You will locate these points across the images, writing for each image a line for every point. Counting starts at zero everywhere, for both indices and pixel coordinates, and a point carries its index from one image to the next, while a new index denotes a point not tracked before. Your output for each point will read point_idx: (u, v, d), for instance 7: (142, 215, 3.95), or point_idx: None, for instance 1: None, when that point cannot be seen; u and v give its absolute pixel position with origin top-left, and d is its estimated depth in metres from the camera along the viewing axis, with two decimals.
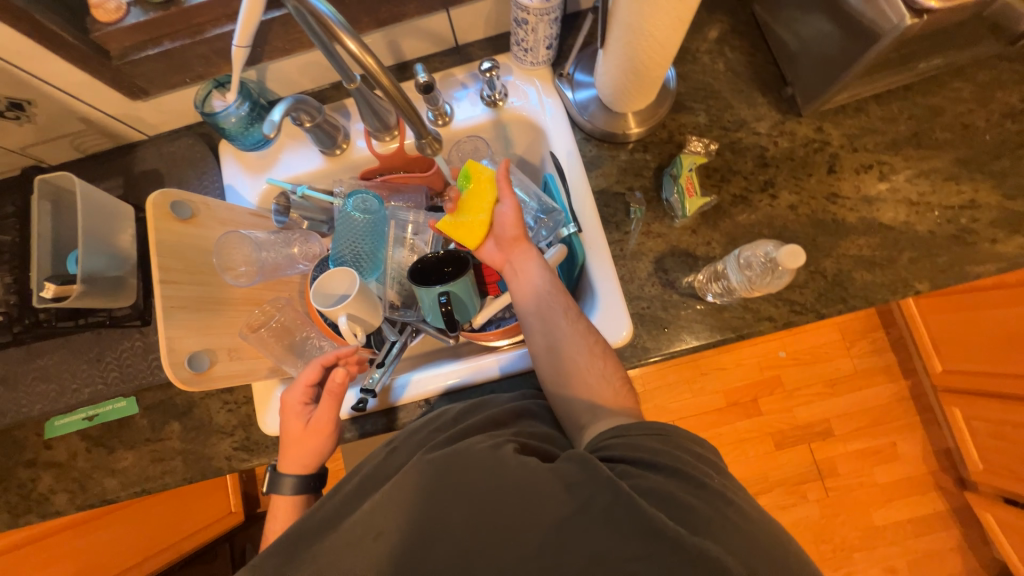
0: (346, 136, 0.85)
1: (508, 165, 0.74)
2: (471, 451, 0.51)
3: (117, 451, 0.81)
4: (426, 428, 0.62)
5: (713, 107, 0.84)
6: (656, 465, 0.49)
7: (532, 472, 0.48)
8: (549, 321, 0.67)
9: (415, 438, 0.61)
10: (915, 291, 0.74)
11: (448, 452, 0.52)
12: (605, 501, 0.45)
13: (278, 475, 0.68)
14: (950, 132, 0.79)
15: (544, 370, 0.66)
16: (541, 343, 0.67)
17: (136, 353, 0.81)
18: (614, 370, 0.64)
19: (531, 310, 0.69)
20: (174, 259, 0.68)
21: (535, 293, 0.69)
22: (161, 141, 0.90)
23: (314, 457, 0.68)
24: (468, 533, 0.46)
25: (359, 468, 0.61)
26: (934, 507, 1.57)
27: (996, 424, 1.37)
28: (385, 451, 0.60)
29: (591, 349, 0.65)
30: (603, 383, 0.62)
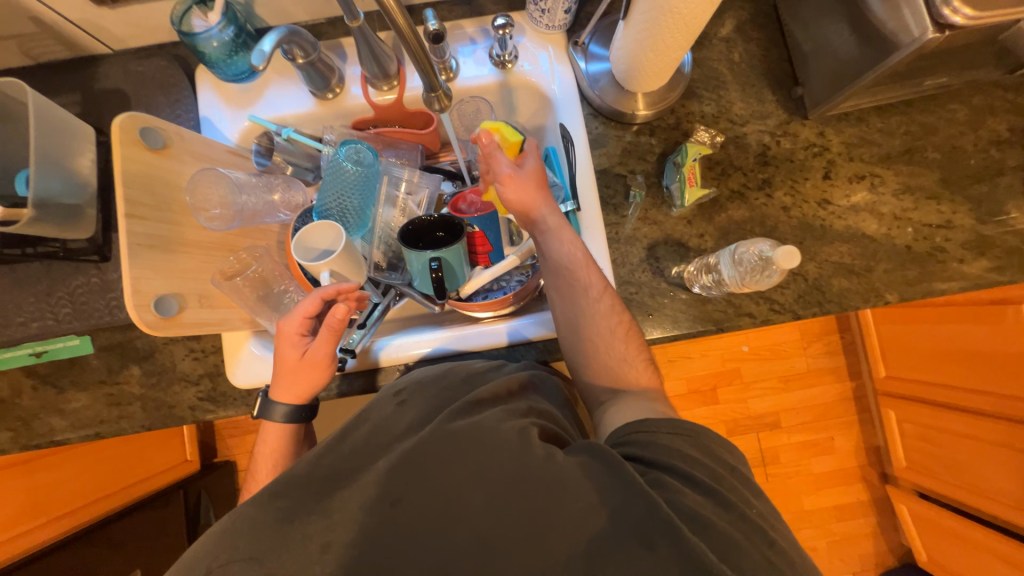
0: (340, 79, 0.79)
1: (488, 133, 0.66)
2: (500, 440, 0.52)
3: (67, 392, 0.76)
4: (436, 387, 0.64)
5: (723, 98, 0.83)
6: (693, 479, 0.49)
7: (562, 472, 0.49)
8: (570, 302, 0.68)
9: (428, 401, 0.62)
10: (885, 301, 0.78)
11: (475, 427, 0.54)
12: (638, 514, 0.45)
13: (274, 401, 0.67)
14: (940, 152, 0.82)
15: (562, 341, 0.71)
16: (561, 319, 0.69)
17: (92, 291, 0.75)
18: (637, 352, 0.67)
19: (551, 286, 0.69)
20: (143, 193, 0.62)
21: (553, 271, 0.68)
22: (128, 58, 0.81)
23: (310, 388, 0.67)
24: (486, 519, 0.46)
25: (366, 415, 0.62)
26: (858, 497, 1.73)
27: (924, 427, 1.51)
28: (395, 405, 0.62)
29: (615, 335, 0.67)
30: (625, 366, 0.66)
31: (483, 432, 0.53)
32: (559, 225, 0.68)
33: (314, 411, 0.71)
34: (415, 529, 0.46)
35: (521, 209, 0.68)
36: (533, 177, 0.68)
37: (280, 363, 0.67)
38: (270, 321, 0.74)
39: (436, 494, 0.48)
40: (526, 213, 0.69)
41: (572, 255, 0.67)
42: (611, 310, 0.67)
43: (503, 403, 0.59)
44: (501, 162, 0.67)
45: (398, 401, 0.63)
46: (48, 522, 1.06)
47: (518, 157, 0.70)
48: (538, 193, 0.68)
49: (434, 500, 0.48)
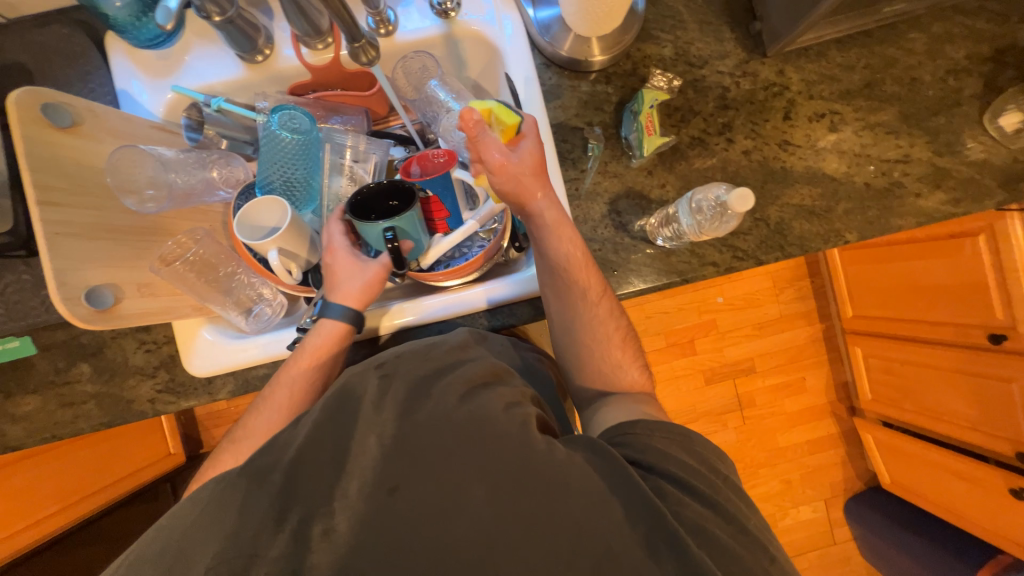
0: (268, 39, 0.73)
1: (468, 114, 0.55)
2: (504, 435, 0.53)
3: (16, 395, 0.73)
4: (419, 362, 0.61)
5: (680, 38, 0.79)
6: (695, 491, 0.53)
7: (566, 470, 0.51)
8: (568, 304, 0.68)
9: (412, 375, 0.60)
10: (845, 241, 0.79)
11: (476, 415, 0.54)
12: (648, 526, 0.49)
13: (330, 298, 0.69)
14: (898, 85, 0.81)
15: (558, 342, 0.72)
16: (555, 321, 0.70)
17: (25, 288, 0.70)
18: (632, 358, 0.70)
19: (549, 285, 0.68)
20: (55, 177, 0.56)
21: (552, 271, 0.67)
22: (24, 27, 0.72)
23: (371, 292, 0.70)
24: (485, 509, 0.49)
25: (347, 391, 0.58)
26: (828, 431, 1.83)
27: (888, 360, 1.58)
28: (378, 381, 0.59)
29: (612, 340, 0.69)
30: (620, 373, 0.69)
31: (486, 422, 0.54)
32: (557, 221, 0.65)
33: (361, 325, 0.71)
34: (405, 511, 0.49)
35: (514, 198, 0.63)
36: (533, 165, 0.62)
37: (337, 256, 0.70)
38: (222, 306, 0.73)
39: (435, 487, 0.50)
40: (518, 201, 0.64)
41: (571, 256, 0.66)
42: (609, 314, 0.69)
43: (496, 387, 0.59)
44: (490, 147, 0.60)
45: (381, 374, 0.60)
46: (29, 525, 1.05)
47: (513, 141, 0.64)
48: (535, 180, 0.63)
49: (430, 490, 0.50)
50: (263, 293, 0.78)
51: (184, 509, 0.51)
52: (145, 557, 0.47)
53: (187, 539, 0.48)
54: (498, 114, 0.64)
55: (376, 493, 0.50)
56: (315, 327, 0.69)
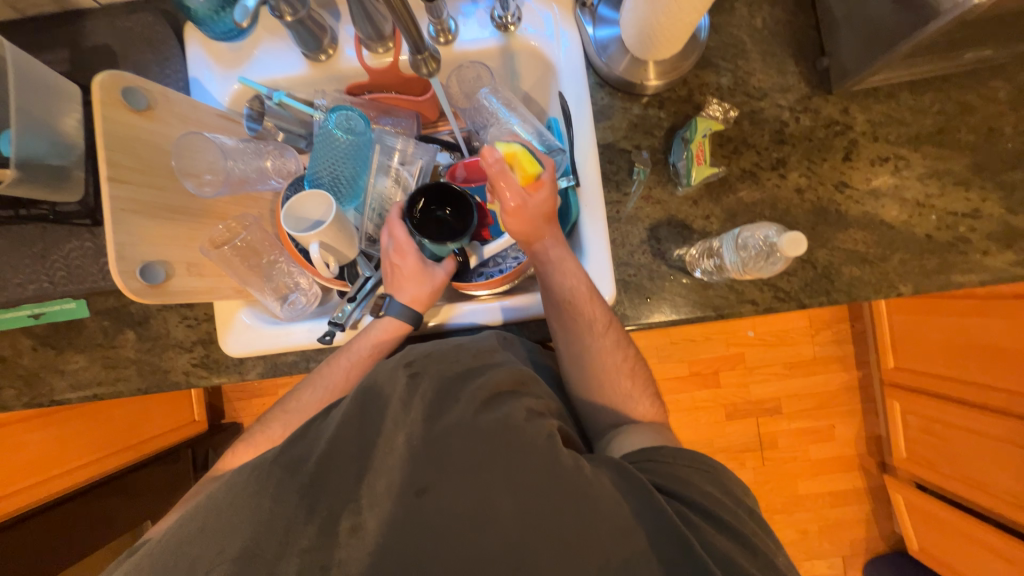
0: (333, 40, 0.75)
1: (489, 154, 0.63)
2: (532, 451, 0.52)
3: (67, 353, 0.77)
4: (448, 363, 0.61)
5: (741, 68, 0.77)
6: (723, 523, 0.52)
7: (595, 494, 0.51)
8: (573, 336, 0.68)
9: (438, 375, 0.59)
10: (897, 293, 0.75)
11: (504, 425, 0.54)
12: (675, 555, 0.49)
13: (394, 297, 0.71)
14: (974, 134, 0.76)
15: (568, 375, 0.71)
16: (563, 352, 0.70)
17: (87, 254, 0.75)
18: (642, 389, 0.69)
19: (552, 318, 0.69)
20: (127, 156, 0.60)
21: (555, 304, 0.68)
22: (114, 12, 0.78)
23: (435, 297, 0.72)
24: (510, 524, 0.49)
25: (374, 388, 0.58)
26: (854, 484, 1.73)
27: (929, 420, 1.48)
28: (407, 380, 0.58)
29: (620, 371, 0.69)
30: (632, 403, 0.68)
31: (515, 431, 0.53)
32: (560, 257, 0.67)
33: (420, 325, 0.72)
34: (432, 517, 0.50)
35: (523, 238, 0.67)
36: (543, 208, 0.66)
37: (407, 260, 0.71)
38: (261, 291, 0.75)
39: (461, 498, 0.50)
40: (527, 239, 0.67)
41: (576, 288, 0.66)
42: (616, 345, 0.69)
43: (523, 398, 0.58)
44: (505, 189, 0.64)
45: (408, 373, 0.59)
46: (64, 473, 1.11)
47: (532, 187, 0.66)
48: (543, 222, 0.66)
49: (457, 499, 0.50)
50: (299, 283, 0.80)
51: (221, 494, 0.52)
52: (187, 536, 0.49)
53: (224, 522, 0.49)
54: (522, 160, 0.71)
55: (405, 494, 0.51)
56: (377, 321, 0.72)
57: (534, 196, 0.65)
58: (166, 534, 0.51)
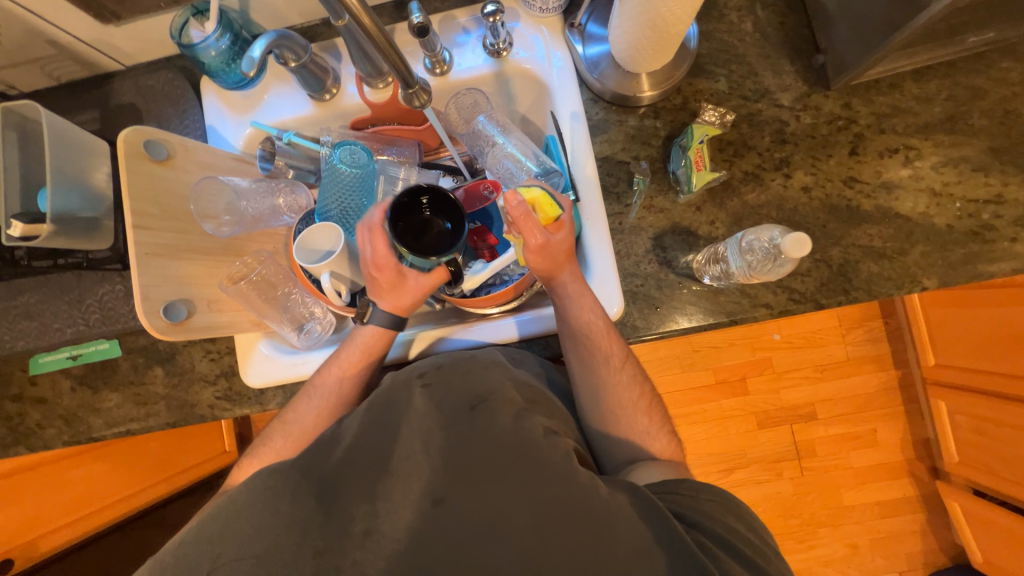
0: (336, 80, 0.79)
1: (512, 198, 0.59)
2: (545, 470, 0.52)
3: (102, 392, 0.81)
4: (459, 374, 0.61)
5: (735, 72, 0.77)
6: (743, 556, 0.50)
7: (608, 514, 0.50)
8: (589, 370, 0.67)
9: (453, 387, 0.59)
10: (921, 288, 0.71)
11: (517, 444, 0.54)
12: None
13: (376, 305, 0.71)
14: (989, 118, 0.73)
15: (580, 406, 0.70)
16: (577, 385, 0.69)
17: (118, 296, 0.79)
18: (659, 426, 0.68)
19: (569, 351, 0.68)
20: (151, 205, 0.64)
21: (573, 338, 0.67)
22: (138, 73, 0.84)
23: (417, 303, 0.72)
24: (520, 546, 0.49)
25: (391, 397, 0.60)
26: (903, 492, 1.62)
27: (980, 420, 1.39)
28: (420, 396, 0.59)
29: (637, 407, 0.68)
30: (650, 440, 0.66)
31: (532, 447, 0.54)
32: (579, 291, 0.66)
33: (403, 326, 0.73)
34: (450, 526, 0.50)
35: (541, 274, 0.65)
36: (563, 246, 0.64)
37: (381, 272, 0.68)
38: (278, 322, 0.78)
39: (472, 520, 0.50)
40: (549, 274, 0.65)
41: (593, 323, 0.66)
42: (632, 380, 0.68)
43: (532, 417, 0.58)
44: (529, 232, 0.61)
45: (424, 387, 0.60)
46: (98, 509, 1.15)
47: (551, 226, 0.63)
48: (565, 257, 0.64)
49: (475, 509, 0.50)
50: (314, 312, 0.82)
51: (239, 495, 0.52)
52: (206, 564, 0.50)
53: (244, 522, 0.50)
54: (540, 202, 0.62)
55: (421, 510, 0.51)
56: (361, 327, 0.71)
57: (557, 233, 0.63)
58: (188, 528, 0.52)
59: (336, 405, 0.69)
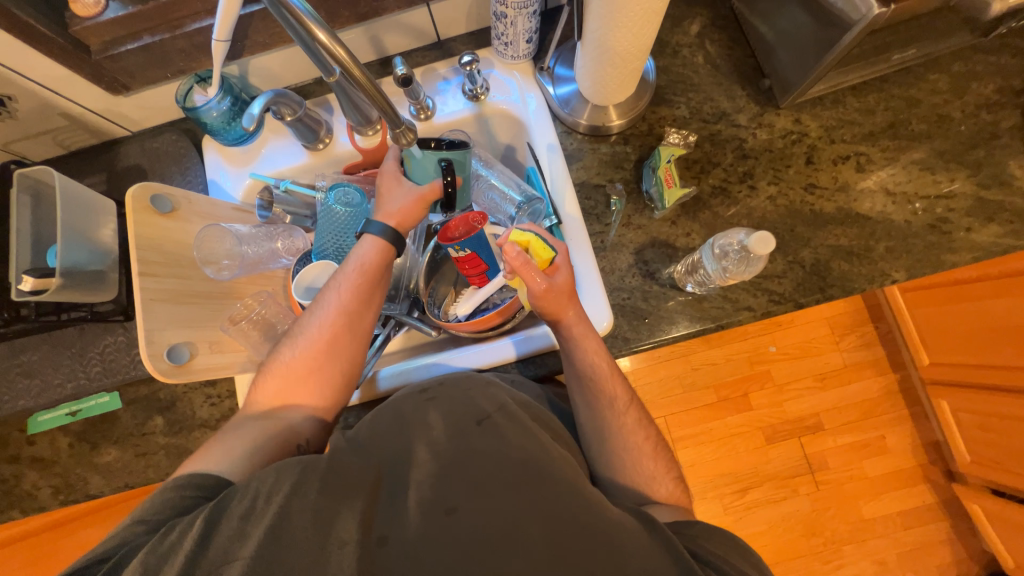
0: (328, 130, 0.86)
1: (508, 252, 0.59)
2: (554, 479, 0.53)
3: (100, 446, 0.81)
4: (464, 390, 0.62)
5: (693, 99, 0.85)
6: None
7: (618, 525, 0.51)
8: (596, 413, 0.67)
9: (460, 401, 0.61)
10: (893, 281, 0.75)
11: (526, 455, 0.55)
12: None
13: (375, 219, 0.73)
14: (926, 123, 0.80)
15: (584, 445, 0.69)
16: (583, 426, 0.69)
17: (120, 348, 0.81)
18: (665, 469, 0.67)
19: (575, 393, 0.68)
20: (154, 253, 0.68)
21: (579, 380, 0.67)
22: (145, 137, 0.91)
23: (407, 215, 0.73)
24: (529, 556, 0.48)
25: (399, 411, 0.61)
26: (922, 500, 1.58)
27: (982, 415, 1.39)
28: (428, 408, 0.61)
29: (643, 451, 0.67)
30: (655, 484, 0.65)
31: (540, 458, 0.55)
32: (584, 335, 0.66)
33: (400, 247, 0.73)
34: (459, 537, 0.49)
35: (546, 315, 0.65)
36: (565, 288, 0.64)
37: (383, 175, 0.75)
38: None
39: (481, 528, 0.50)
40: (550, 316, 0.65)
41: (597, 366, 0.66)
42: (637, 424, 0.68)
43: (535, 428, 0.59)
44: (532, 280, 0.61)
45: (430, 402, 0.61)
46: None
47: (550, 270, 0.64)
48: (567, 299, 0.64)
49: (486, 519, 0.50)
50: None
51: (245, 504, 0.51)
52: None
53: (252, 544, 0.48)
54: (535, 247, 0.62)
55: (432, 512, 0.51)
56: (359, 243, 0.72)
57: (556, 277, 0.64)
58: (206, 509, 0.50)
59: (344, 321, 0.67)
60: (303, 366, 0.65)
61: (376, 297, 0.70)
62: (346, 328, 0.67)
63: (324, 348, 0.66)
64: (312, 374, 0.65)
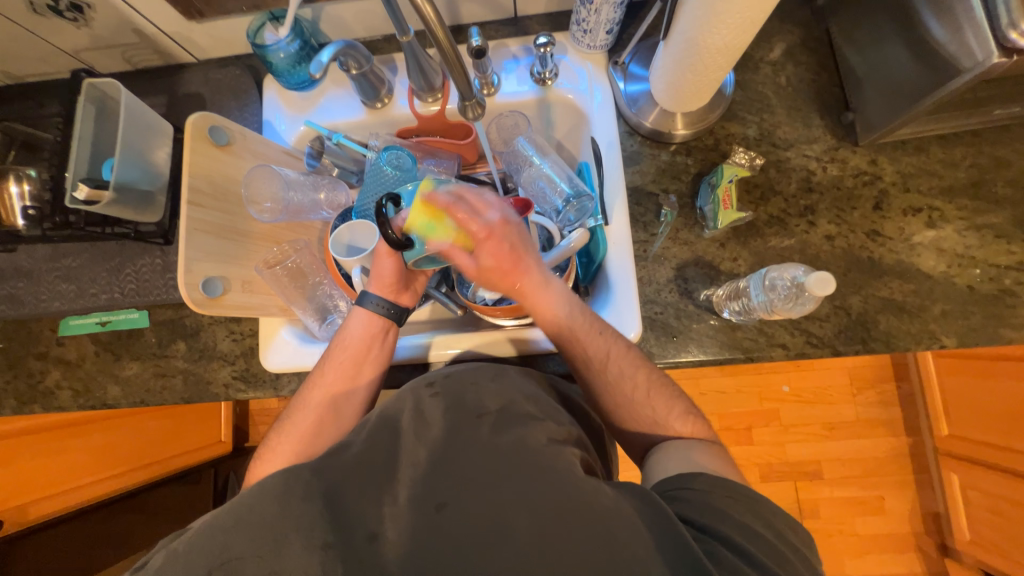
0: (389, 91, 0.85)
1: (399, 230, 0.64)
2: (550, 474, 0.51)
3: (123, 359, 0.83)
4: (468, 386, 0.62)
5: (766, 121, 0.81)
6: None
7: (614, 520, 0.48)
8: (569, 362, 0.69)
9: (461, 396, 0.61)
10: (940, 345, 0.72)
11: (520, 446, 0.54)
12: None
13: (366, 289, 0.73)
14: (1012, 188, 0.75)
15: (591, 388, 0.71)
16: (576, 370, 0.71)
17: (156, 269, 0.83)
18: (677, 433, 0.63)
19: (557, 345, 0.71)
20: (205, 183, 0.69)
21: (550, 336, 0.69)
22: (208, 67, 0.91)
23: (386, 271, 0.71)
24: (523, 556, 0.46)
25: (400, 402, 0.62)
26: (910, 567, 1.55)
27: (994, 497, 1.34)
28: (428, 396, 0.61)
29: (623, 389, 0.65)
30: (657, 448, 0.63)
31: (541, 461, 0.53)
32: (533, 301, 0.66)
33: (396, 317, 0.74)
34: (452, 527, 0.49)
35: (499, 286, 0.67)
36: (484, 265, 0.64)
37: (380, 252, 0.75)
38: (303, 310, 0.80)
39: (476, 515, 0.49)
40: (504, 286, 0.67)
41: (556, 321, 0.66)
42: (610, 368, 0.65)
43: (543, 424, 0.58)
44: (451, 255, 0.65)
45: (433, 394, 0.61)
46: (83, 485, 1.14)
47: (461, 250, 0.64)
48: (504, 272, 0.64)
49: (477, 513, 0.49)
50: (338, 305, 0.85)
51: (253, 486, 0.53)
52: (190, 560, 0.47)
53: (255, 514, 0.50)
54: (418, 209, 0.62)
55: (424, 504, 0.51)
56: (349, 316, 0.73)
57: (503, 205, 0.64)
58: (194, 525, 0.51)
59: (337, 402, 0.70)
60: (294, 444, 0.67)
61: (372, 378, 0.72)
62: (336, 404, 0.69)
63: (316, 426, 0.68)
64: (300, 455, 0.66)
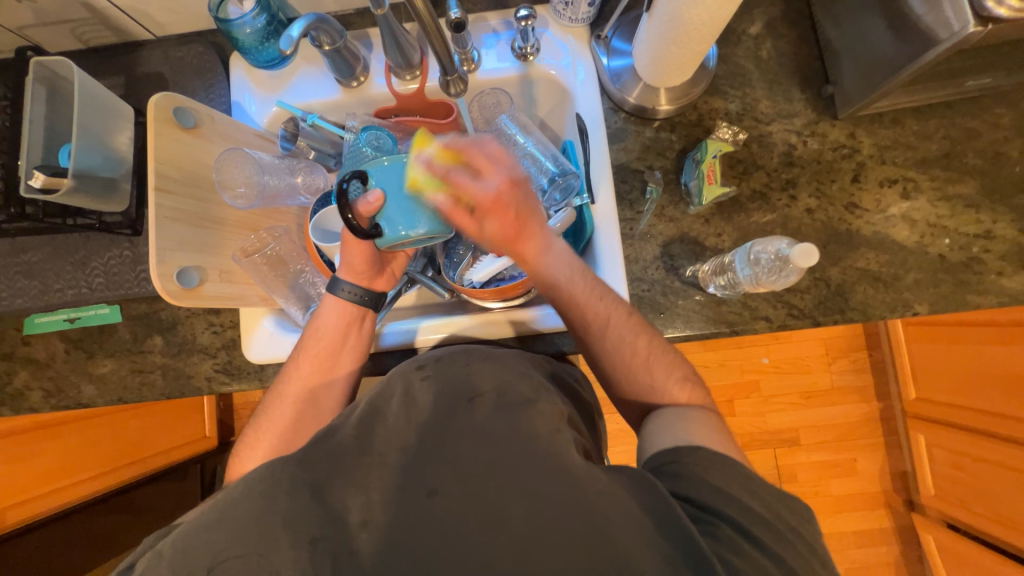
0: (365, 68, 0.81)
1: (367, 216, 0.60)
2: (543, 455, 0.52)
3: (96, 357, 0.80)
4: (459, 368, 0.63)
5: (748, 95, 0.81)
6: None
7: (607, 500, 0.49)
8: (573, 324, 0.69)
9: (453, 379, 0.61)
10: (913, 312, 0.75)
11: (514, 426, 0.55)
12: None
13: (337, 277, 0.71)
14: (981, 158, 0.78)
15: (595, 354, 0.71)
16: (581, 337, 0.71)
17: (125, 262, 0.79)
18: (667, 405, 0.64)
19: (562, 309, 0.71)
20: (174, 169, 0.66)
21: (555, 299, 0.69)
22: (168, 44, 0.85)
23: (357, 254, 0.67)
24: (520, 537, 0.47)
25: (390, 386, 0.62)
26: (880, 523, 1.65)
27: (957, 454, 1.42)
28: (419, 378, 0.62)
29: (625, 355, 0.65)
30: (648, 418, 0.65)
31: (533, 441, 0.53)
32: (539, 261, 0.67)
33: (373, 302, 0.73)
34: (446, 513, 0.49)
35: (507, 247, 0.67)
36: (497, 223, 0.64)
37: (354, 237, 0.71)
38: (285, 299, 0.78)
39: (471, 498, 0.50)
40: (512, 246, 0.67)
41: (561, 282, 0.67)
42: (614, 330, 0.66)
43: (536, 402, 0.58)
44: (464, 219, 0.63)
45: (423, 377, 0.62)
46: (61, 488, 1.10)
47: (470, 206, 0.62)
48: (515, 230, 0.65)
49: (471, 497, 0.50)
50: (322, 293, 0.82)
51: (243, 484, 0.52)
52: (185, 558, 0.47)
53: (243, 509, 0.49)
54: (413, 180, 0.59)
55: (416, 492, 0.51)
56: (322, 305, 0.72)
57: (506, 164, 0.62)
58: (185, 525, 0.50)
59: (315, 393, 0.69)
60: (273, 436, 0.66)
61: (350, 367, 0.71)
62: (313, 395, 0.69)
63: (294, 418, 0.67)
64: (281, 446, 0.66)
